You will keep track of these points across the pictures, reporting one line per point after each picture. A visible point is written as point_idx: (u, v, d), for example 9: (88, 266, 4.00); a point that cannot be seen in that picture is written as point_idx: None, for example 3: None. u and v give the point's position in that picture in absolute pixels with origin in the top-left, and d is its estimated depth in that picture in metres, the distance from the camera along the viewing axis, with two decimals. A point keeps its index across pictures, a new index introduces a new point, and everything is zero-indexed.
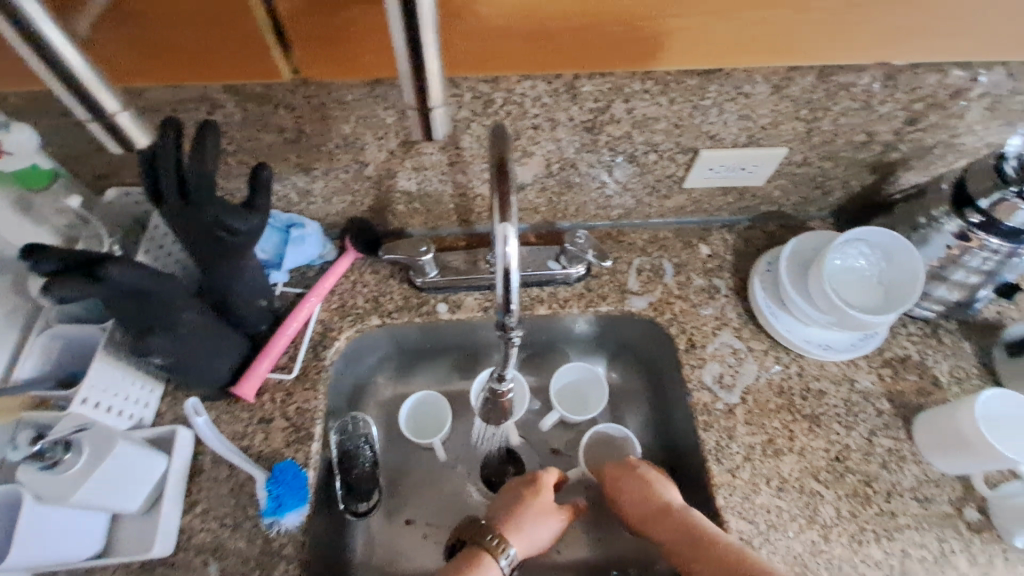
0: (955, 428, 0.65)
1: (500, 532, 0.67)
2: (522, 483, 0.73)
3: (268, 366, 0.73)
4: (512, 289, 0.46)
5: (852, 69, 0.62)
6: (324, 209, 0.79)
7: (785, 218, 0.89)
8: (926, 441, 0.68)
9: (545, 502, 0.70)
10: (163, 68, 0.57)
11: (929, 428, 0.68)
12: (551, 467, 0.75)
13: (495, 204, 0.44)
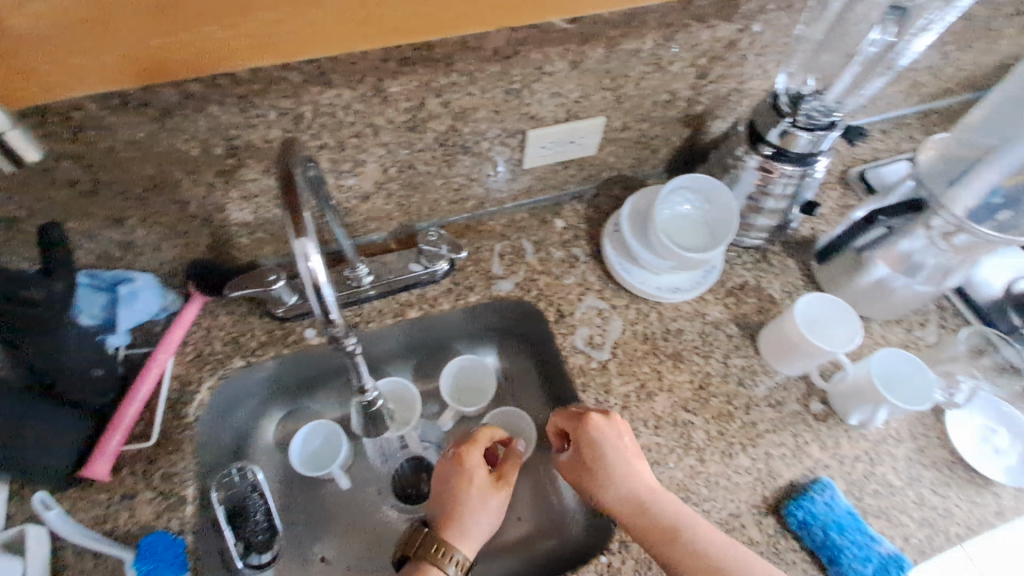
0: (782, 335, 0.74)
1: (446, 538, 0.65)
2: (455, 475, 0.69)
3: (121, 439, 0.67)
4: (327, 303, 0.45)
5: (633, 36, 0.68)
6: (157, 258, 0.74)
7: (627, 180, 0.95)
8: (769, 350, 0.77)
9: (479, 486, 0.68)
10: None
11: (769, 338, 0.77)
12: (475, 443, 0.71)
13: (286, 221, 0.43)
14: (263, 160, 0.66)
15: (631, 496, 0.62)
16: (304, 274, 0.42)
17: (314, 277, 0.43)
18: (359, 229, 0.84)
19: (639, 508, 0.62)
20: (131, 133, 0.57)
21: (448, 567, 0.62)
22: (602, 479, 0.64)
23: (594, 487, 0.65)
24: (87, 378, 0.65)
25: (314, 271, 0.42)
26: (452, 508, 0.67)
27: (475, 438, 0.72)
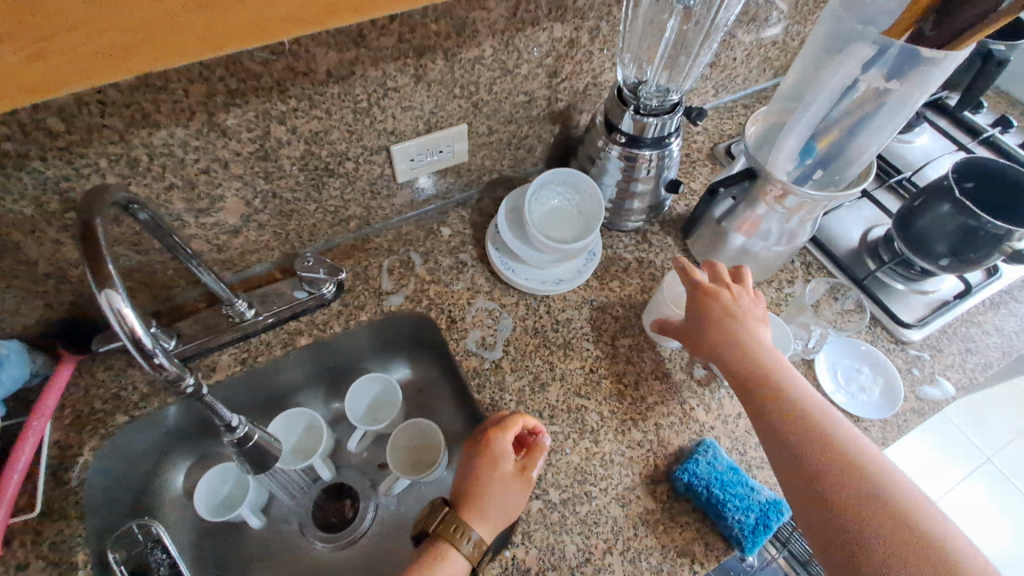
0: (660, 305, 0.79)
1: (466, 518, 0.63)
2: (480, 457, 0.66)
3: (6, 513, 0.63)
4: (149, 349, 0.45)
5: (471, 46, 0.70)
6: (16, 323, 0.71)
7: (510, 181, 0.97)
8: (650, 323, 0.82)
9: (505, 474, 0.65)
10: None
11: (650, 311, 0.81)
12: (508, 425, 0.68)
13: (92, 280, 0.45)
14: None
15: (755, 337, 0.68)
16: (115, 324, 0.43)
17: (130, 326, 0.44)
18: (239, 264, 0.83)
19: (737, 350, 0.67)
20: None
21: (464, 545, 0.61)
22: (745, 322, 0.69)
23: (720, 339, 0.68)
24: None
25: (127, 319, 0.44)
26: (478, 495, 0.64)
27: (508, 422, 0.68)
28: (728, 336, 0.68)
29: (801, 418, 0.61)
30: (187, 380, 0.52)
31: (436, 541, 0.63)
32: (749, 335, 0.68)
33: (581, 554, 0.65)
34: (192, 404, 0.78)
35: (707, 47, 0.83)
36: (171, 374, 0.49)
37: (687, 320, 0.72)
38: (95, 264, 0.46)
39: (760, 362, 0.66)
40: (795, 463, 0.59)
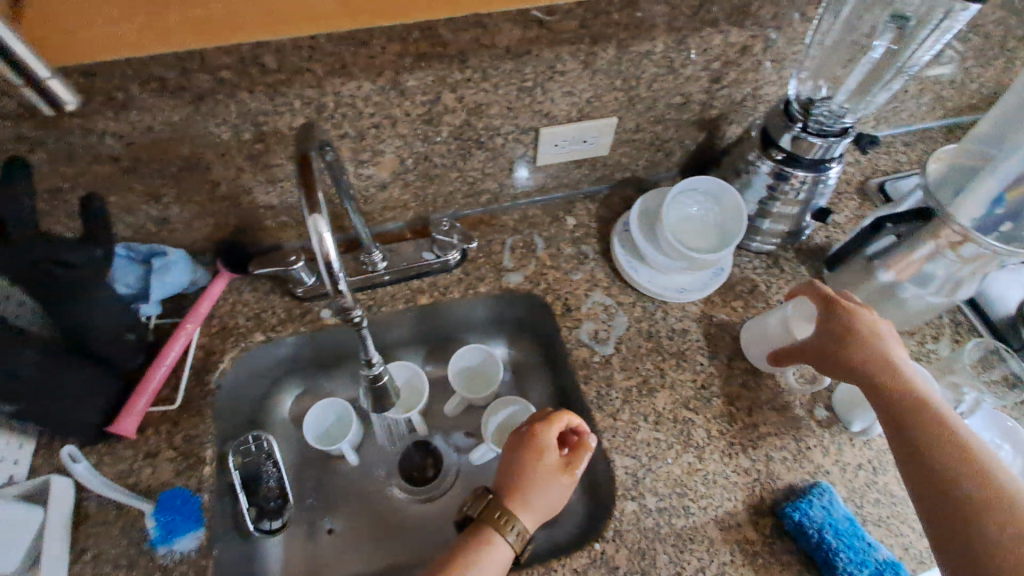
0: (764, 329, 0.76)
1: (509, 507, 0.63)
2: (523, 445, 0.66)
3: (148, 400, 0.71)
4: (337, 277, 0.47)
5: (645, 39, 0.70)
6: (187, 236, 0.79)
7: (640, 182, 0.96)
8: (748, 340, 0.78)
9: (548, 468, 0.64)
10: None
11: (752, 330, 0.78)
12: (551, 418, 0.67)
13: (304, 200, 0.47)
14: (288, 146, 0.70)
15: (888, 353, 0.63)
16: (315, 250, 0.45)
17: (325, 253, 0.46)
18: (377, 218, 0.87)
19: (870, 360, 0.63)
20: (167, 114, 0.61)
21: (509, 534, 0.61)
22: (881, 341, 0.64)
23: (849, 352, 0.64)
24: (119, 343, 0.68)
25: (325, 246, 0.45)
26: (520, 487, 0.64)
27: (551, 416, 0.67)
28: (859, 350, 0.64)
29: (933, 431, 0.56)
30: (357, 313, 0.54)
31: (478, 526, 0.62)
32: (885, 354, 0.63)
33: (672, 566, 0.63)
34: (348, 334, 0.85)
35: (893, 85, 0.79)
36: (348, 302, 0.52)
37: (811, 336, 0.69)
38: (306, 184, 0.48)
39: (898, 378, 0.61)
40: (924, 474, 0.54)
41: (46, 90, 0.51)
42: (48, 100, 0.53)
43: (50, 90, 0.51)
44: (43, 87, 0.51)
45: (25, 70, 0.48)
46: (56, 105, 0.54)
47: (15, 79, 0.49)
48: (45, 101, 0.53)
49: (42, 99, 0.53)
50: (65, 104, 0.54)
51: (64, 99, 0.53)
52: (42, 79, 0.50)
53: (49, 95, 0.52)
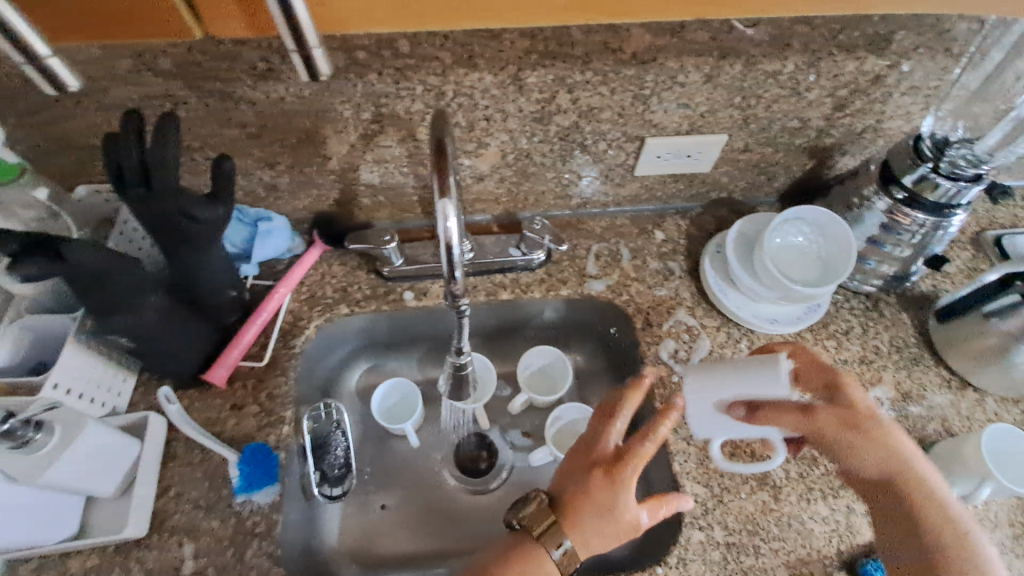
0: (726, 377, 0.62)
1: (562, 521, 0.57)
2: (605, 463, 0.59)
3: (239, 355, 0.75)
4: (455, 261, 0.49)
5: (775, 58, 0.67)
6: (290, 204, 0.82)
7: (736, 204, 0.92)
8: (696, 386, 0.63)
9: (623, 503, 0.57)
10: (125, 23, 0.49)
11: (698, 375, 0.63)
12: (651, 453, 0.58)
13: (433, 181, 0.47)
14: (401, 130, 0.72)
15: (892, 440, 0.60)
16: (440, 232, 0.48)
17: (449, 236, 0.48)
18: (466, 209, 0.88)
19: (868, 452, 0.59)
20: (299, 87, 0.64)
21: (554, 552, 0.56)
22: (870, 412, 0.60)
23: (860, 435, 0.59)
24: (222, 298, 0.72)
25: (450, 230, 0.48)
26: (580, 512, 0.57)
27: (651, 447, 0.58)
28: (865, 434, 0.59)
29: (931, 509, 0.58)
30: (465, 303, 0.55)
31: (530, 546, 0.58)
32: (896, 434, 0.59)
33: None
34: (444, 318, 0.87)
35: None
36: (457, 291, 0.53)
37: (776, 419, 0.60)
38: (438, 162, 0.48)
39: (890, 456, 0.59)
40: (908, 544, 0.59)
41: (308, 57, 0.47)
42: (308, 69, 0.49)
43: (311, 57, 0.48)
44: (309, 53, 0.47)
45: (297, 28, 0.45)
46: (315, 75, 0.50)
47: (288, 42, 0.46)
48: (305, 70, 0.49)
49: (303, 68, 0.49)
50: (318, 74, 0.49)
51: (321, 69, 0.49)
52: (308, 42, 0.46)
53: (309, 63, 0.48)
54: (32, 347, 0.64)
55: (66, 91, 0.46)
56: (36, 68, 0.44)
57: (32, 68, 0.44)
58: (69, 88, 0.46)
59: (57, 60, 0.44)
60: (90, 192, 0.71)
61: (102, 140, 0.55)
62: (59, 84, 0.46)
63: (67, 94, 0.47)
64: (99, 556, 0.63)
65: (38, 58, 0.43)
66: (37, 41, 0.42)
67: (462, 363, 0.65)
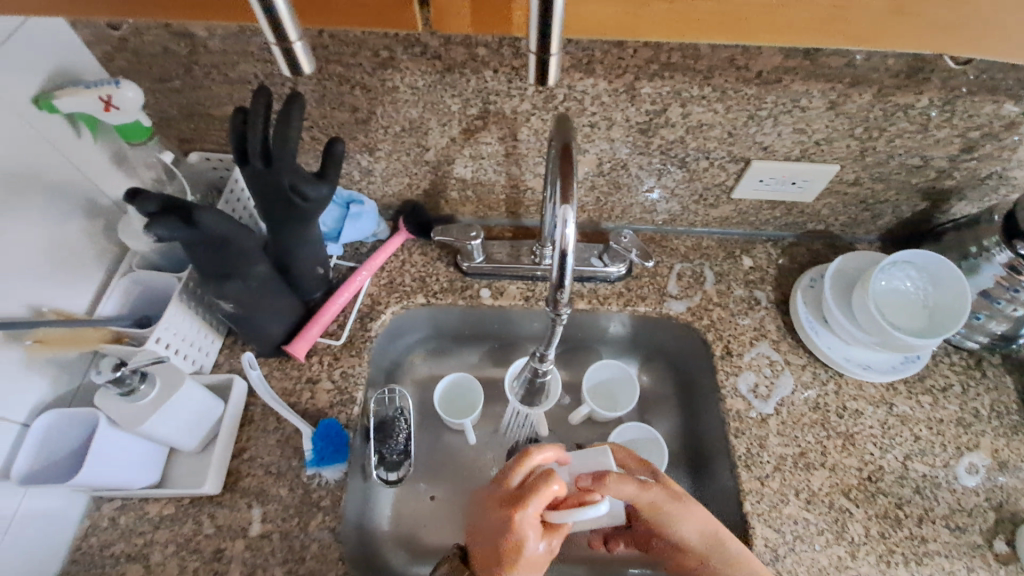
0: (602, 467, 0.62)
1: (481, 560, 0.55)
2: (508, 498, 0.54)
3: (318, 331, 0.76)
4: (566, 269, 0.51)
5: (910, 91, 0.64)
6: (381, 190, 0.83)
7: (832, 238, 0.88)
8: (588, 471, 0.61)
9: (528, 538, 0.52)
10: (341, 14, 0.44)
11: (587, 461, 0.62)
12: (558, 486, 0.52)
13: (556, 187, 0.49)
14: (503, 128, 0.71)
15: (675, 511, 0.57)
16: (557, 239, 0.49)
17: (564, 244, 0.49)
18: None
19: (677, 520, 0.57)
20: (415, 79, 0.65)
21: None
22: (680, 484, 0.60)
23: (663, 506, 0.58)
24: (311, 274, 0.74)
25: (566, 238, 0.49)
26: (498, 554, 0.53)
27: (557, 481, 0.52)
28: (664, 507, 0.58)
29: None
30: (564, 312, 0.55)
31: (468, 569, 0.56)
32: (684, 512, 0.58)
33: None
34: (545, 323, 0.86)
35: None
36: (561, 298, 0.53)
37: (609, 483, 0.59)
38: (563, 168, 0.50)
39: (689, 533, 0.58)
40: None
41: (543, 61, 0.40)
42: (538, 75, 0.41)
43: (547, 64, 0.40)
44: (546, 58, 0.39)
45: (548, 28, 0.37)
46: (541, 82, 0.42)
47: (532, 40, 0.38)
48: (531, 75, 0.41)
49: (532, 72, 0.41)
50: (545, 83, 0.42)
51: (551, 76, 0.41)
52: (552, 45, 0.38)
53: (542, 68, 0.40)
54: (138, 300, 0.68)
55: (299, 73, 0.42)
56: (280, 48, 0.40)
57: (278, 50, 0.40)
58: (302, 70, 0.42)
59: (302, 44, 0.40)
60: (201, 157, 0.74)
61: (233, 117, 0.58)
62: (293, 66, 0.41)
63: (299, 76, 0.42)
64: (174, 506, 0.65)
65: (287, 40, 0.39)
66: (291, 24, 0.38)
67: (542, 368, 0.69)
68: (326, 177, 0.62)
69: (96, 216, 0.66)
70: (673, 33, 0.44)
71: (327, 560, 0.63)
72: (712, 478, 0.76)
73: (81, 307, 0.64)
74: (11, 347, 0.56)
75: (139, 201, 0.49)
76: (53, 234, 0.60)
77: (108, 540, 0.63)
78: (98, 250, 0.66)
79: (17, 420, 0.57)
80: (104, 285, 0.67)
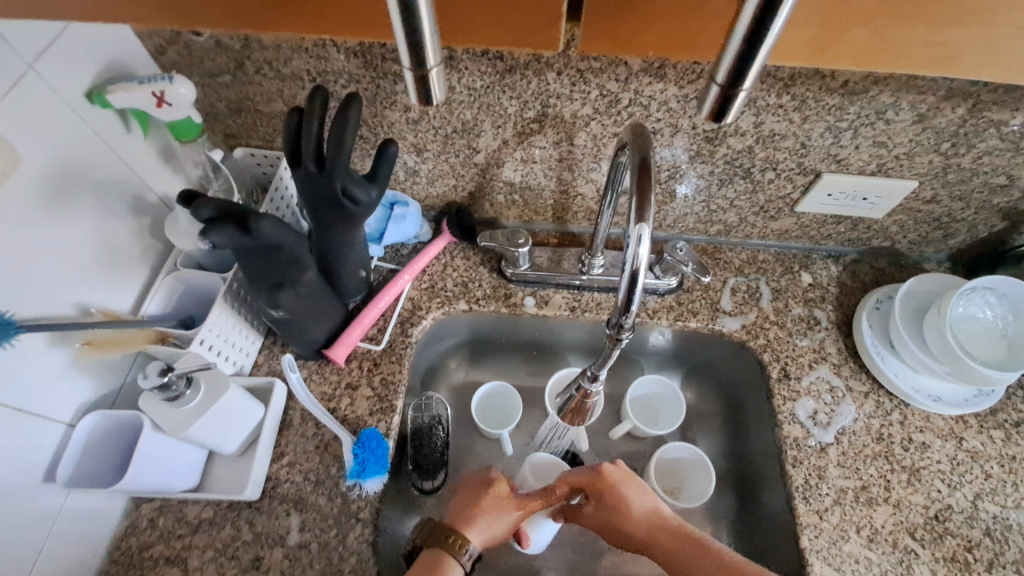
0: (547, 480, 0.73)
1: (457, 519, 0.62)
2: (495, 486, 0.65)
3: (358, 335, 0.74)
4: (635, 291, 0.48)
5: (1008, 106, 0.59)
6: (425, 190, 0.81)
7: (897, 256, 0.83)
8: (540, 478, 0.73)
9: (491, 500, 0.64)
10: (505, 32, 0.49)
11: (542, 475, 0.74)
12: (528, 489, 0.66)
13: (629, 206, 0.47)
14: (560, 132, 0.68)
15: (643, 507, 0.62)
16: (629, 257, 0.46)
17: (636, 264, 0.47)
18: None
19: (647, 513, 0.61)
20: (473, 79, 0.62)
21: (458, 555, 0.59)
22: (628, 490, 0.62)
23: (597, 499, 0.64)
24: (353, 277, 0.71)
25: (638, 257, 0.47)
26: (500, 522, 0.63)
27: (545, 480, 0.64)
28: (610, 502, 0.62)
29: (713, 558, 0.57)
30: (626, 336, 0.53)
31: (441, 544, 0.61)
32: (633, 498, 0.61)
33: None
34: (598, 334, 0.83)
35: None
36: (625, 322, 0.51)
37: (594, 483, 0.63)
38: (639, 186, 0.47)
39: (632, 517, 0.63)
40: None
41: (727, 95, 0.38)
42: (715, 109, 0.39)
43: (730, 97, 0.38)
44: (732, 92, 0.37)
45: (748, 61, 0.35)
46: (716, 117, 0.40)
47: (721, 70, 0.36)
48: (706, 108, 0.40)
49: (710, 106, 0.39)
50: (720, 117, 0.40)
51: (731, 111, 0.39)
52: (743, 81, 0.36)
53: (723, 102, 0.38)
54: (181, 299, 0.67)
55: (429, 103, 0.40)
56: (413, 77, 0.37)
57: (410, 76, 0.38)
58: (434, 100, 0.39)
59: (438, 71, 0.38)
60: (247, 153, 0.72)
61: (285, 120, 0.56)
62: (423, 95, 0.39)
63: (429, 106, 0.40)
64: (212, 510, 0.63)
65: (424, 67, 0.37)
66: (431, 48, 0.36)
67: (594, 389, 0.65)
68: (377, 180, 0.59)
69: (142, 212, 0.64)
70: (865, 63, 0.47)
71: (365, 574, 0.60)
72: (762, 508, 0.72)
73: (126, 306, 0.63)
74: (60, 347, 0.55)
75: (196, 207, 0.49)
76: (101, 232, 0.59)
77: (147, 541, 0.62)
78: (143, 247, 0.65)
79: (63, 420, 0.56)
80: (148, 282, 0.66)
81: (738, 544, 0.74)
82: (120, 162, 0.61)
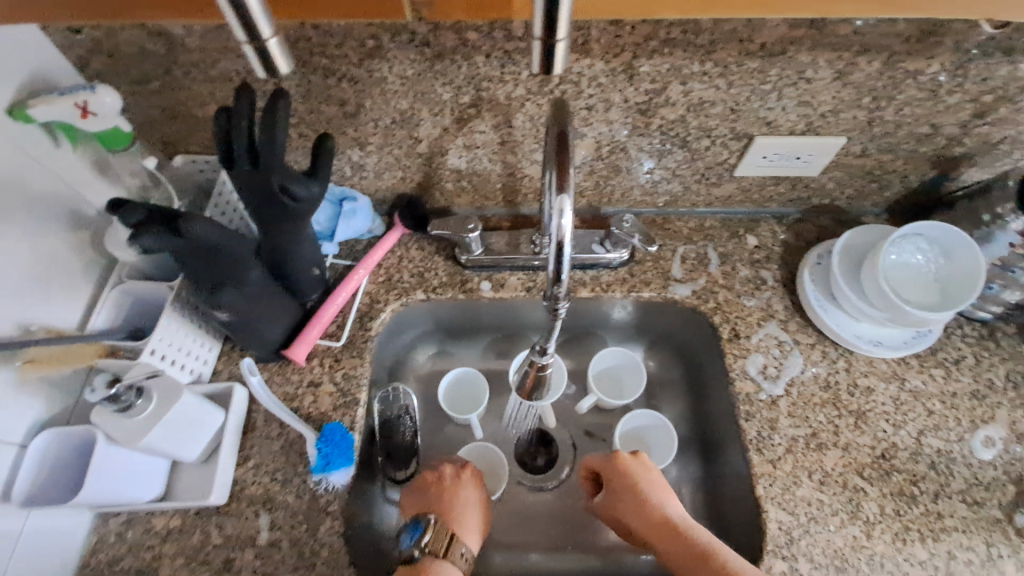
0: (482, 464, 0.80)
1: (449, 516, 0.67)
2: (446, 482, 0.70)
3: (318, 333, 0.74)
4: (563, 260, 0.49)
5: (921, 56, 0.61)
6: (374, 184, 0.81)
7: (838, 213, 0.86)
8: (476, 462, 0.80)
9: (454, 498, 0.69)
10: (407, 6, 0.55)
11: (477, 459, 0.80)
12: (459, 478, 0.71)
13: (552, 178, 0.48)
14: (498, 115, 0.69)
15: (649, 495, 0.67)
16: (554, 230, 0.48)
17: (561, 233, 0.48)
18: None
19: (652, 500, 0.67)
20: (403, 67, 0.63)
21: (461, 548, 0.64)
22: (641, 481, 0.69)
23: (633, 497, 0.67)
24: (306, 275, 0.71)
25: (562, 228, 0.48)
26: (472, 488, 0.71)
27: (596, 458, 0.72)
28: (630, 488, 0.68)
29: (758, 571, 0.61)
30: (562, 306, 0.55)
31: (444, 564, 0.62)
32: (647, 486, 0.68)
33: None
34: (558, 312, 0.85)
35: None
36: (559, 292, 0.53)
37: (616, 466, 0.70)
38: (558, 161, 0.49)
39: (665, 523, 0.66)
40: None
41: (548, 47, 0.41)
42: (543, 62, 0.42)
43: (553, 49, 0.41)
44: (553, 43, 0.41)
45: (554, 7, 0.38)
46: (547, 70, 0.43)
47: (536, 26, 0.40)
48: (537, 62, 0.43)
49: (538, 61, 0.43)
50: (550, 70, 0.43)
51: (556, 64, 0.42)
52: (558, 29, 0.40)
53: (547, 55, 0.42)
54: (129, 311, 0.66)
55: (275, 75, 0.41)
56: (253, 49, 0.39)
57: (251, 51, 0.40)
58: (279, 73, 0.41)
59: (276, 41, 0.39)
60: (187, 161, 0.72)
61: (214, 121, 0.56)
62: (268, 67, 0.41)
63: (275, 78, 0.41)
64: (179, 519, 0.63)
65: (260, 38, 0.38)
66: (263, 20, 0.38)
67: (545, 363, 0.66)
68: (317, 175, 0.60)
69: (80, 227, 0.64)
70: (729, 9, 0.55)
71: (338, 565, 0.61)
72: (723, 464, 0.74)
73: (72, 323, 0.62)
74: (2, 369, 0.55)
75: (124, 214, 0.49)
76: (36, 250, 0.59)
77: (116, 554, 0.62)
78: (85, 262, 0.64)
79: (13, 441, 0.56)
80: (94, 296, 0.65)
81: (705, 502, 0.77)
82: (51, 177, 0.60)
